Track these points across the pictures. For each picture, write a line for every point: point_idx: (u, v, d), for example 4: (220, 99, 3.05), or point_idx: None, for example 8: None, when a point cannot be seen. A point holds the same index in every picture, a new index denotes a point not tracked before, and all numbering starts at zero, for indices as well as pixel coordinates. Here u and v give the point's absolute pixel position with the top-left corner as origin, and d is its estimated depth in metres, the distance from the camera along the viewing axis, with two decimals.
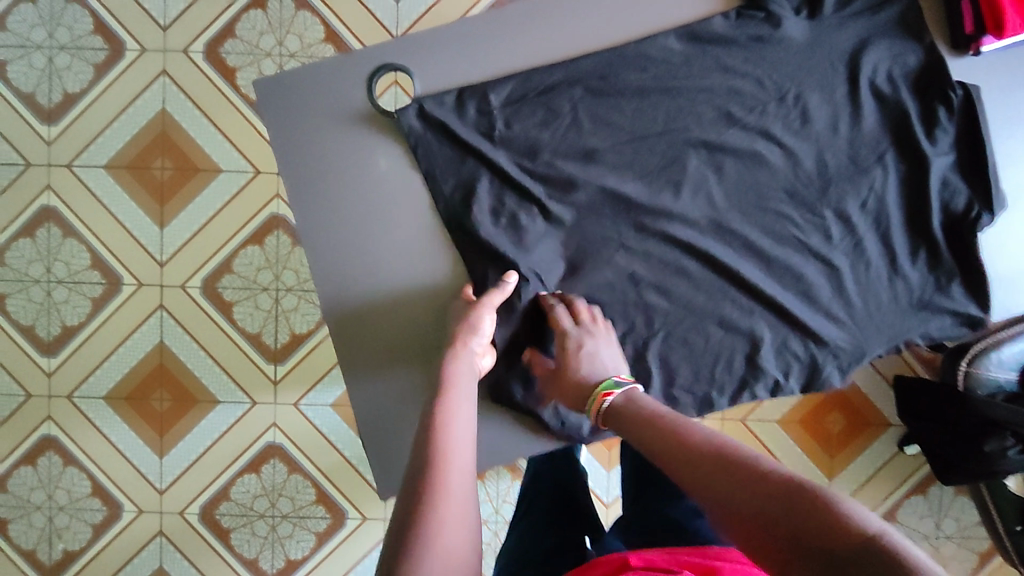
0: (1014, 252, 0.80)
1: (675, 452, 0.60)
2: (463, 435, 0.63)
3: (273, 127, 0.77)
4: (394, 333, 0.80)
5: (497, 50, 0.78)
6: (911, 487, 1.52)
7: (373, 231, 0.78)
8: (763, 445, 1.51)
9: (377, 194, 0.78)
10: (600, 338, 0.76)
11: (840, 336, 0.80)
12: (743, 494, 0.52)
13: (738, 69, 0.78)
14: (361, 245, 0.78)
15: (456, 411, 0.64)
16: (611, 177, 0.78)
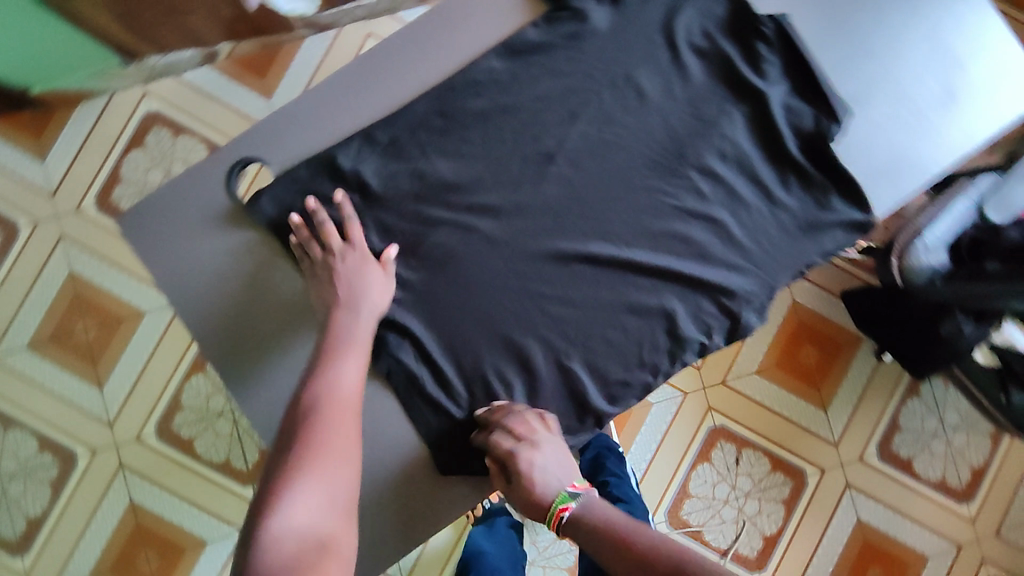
0: (879, 146, 0.82)
1: (632, 562, 0.67)
2: (349, 390, 0.68)
3: (141, 252, 0.80)
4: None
5: (333, 116, 0.82)
6: (901, 398, 1.52)
7: (259, 299, 0.80)
8: (751, 402, 1.51)
9: (254, 278, 0.81)
10: (545, 448, 0.76)
11: (745, 280, 0.81)
12: None
13: (566, 69, 0.82)
14: (253, 316, 0.80)
15: (346, 363, 0.70)
16: (478, 195, 0.82)
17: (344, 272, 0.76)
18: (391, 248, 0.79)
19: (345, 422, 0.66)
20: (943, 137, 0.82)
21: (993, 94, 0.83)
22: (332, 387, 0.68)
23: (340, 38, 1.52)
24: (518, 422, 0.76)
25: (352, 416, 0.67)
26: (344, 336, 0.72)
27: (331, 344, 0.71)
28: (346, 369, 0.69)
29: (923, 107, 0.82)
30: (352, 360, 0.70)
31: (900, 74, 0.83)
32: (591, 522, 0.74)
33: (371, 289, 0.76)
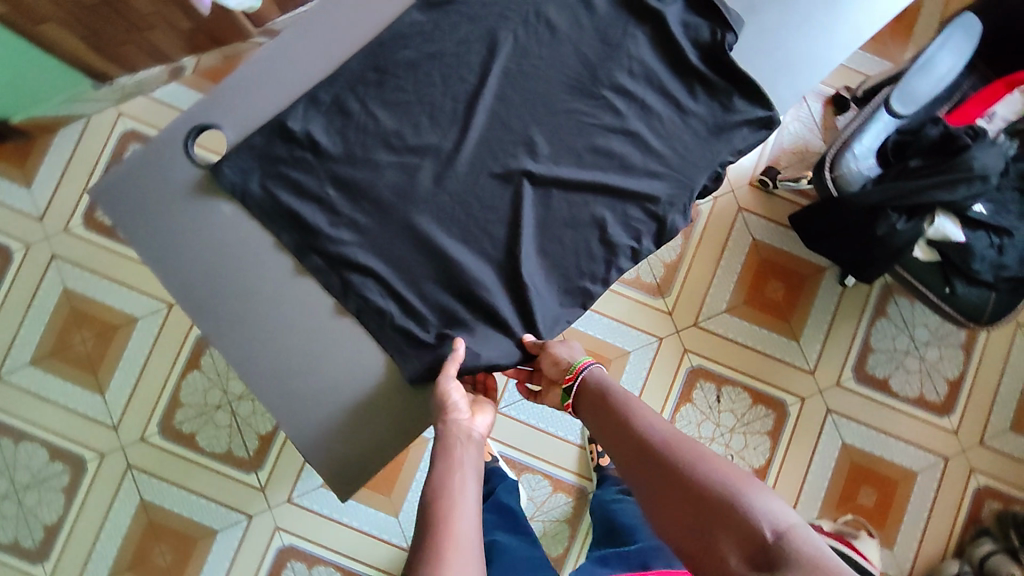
0: (772, 48, 0.90)
1: (627, 438, 0.76)
2: (469, 499, 0.69)
3: (113, 218, 0.86)
4: (301, 362, 0.85)
5: (273, 82, 0.88)
6: (870, 317, 1.57)
7: (222, 250, 0.86)
8: (725, 339, 1.56)
9: (212, 233, 0.86)
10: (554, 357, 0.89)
11: (664, 184, 0.87)
12: (683, 493, 0.68)
13: (480, 13, 0.89)
14: (220, 267, 0.86)
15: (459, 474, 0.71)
16: (416, 139, 0.87)
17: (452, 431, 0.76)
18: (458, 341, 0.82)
19: (473, 534, 0.66)
20: (833, 34, 0.90)
21: None
22: (454, 491, 0.69)
23: None
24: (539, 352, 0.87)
25: (471, 515, 0.67)
26: (448, 453, 0.73)
27: (445, 464, 0.72)
28: (461, 482, 0.70)
29: (809, 9, 0.90)
30: (469, 481, 0.71)
31: None
32: (592, 390, 0.85)
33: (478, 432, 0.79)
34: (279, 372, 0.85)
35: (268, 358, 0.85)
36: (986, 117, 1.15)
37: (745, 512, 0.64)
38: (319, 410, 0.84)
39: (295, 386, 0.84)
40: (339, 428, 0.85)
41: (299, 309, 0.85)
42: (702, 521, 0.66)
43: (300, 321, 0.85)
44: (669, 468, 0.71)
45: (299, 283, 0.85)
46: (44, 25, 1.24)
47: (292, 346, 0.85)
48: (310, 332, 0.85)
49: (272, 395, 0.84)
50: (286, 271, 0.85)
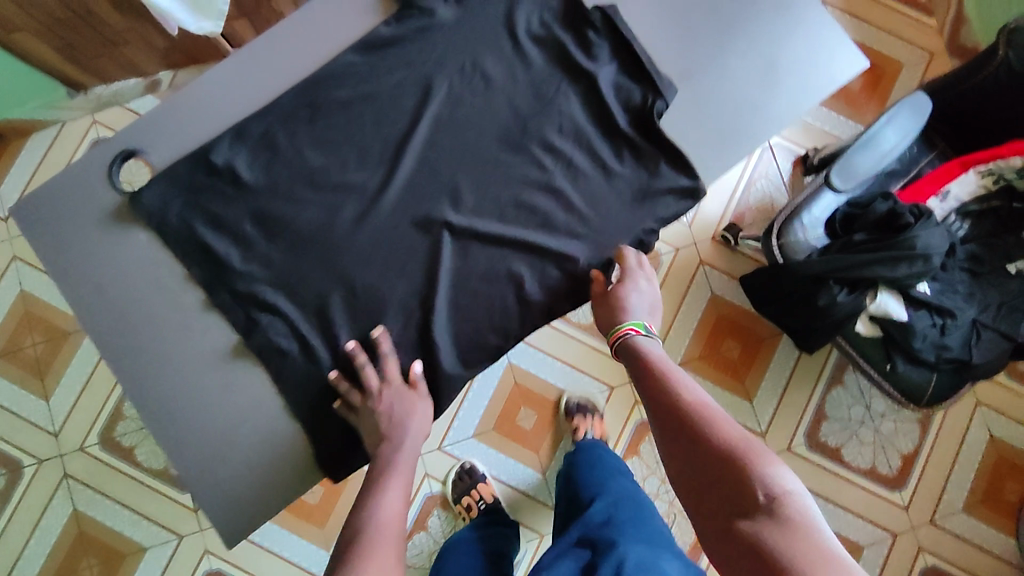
0: (704, 119, 0.90)
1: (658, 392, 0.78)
2: (395, 515, 0.75)
3: (34, 238, 0.87)
4: (203, 397, 0.85)
5: (201, 114, 0.88)
6: (826, 384, 1.54)
7: (138, 282, 0.87)
8: None
9: (130, 266, 0.87)
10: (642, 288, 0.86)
11: (583, 245, 0.88)
12: (700, 450, 0.70)
13: (417, 60, 0.88)
14: (134, 297, 0.87)
15: (395, 478, 0.77)
16: (341, 180, 0.86)
17: (408, 415, 0.81)
18: (379, 328, 0.83)
19: (398, 525, 0.74)
20: (769, 110, 0.90)
21: (814, 63, 0.90)
22: (386, 493, 0.76)
23: None
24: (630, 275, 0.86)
25: (398, 498, 0.76)
26: (393, 463, 0.79)
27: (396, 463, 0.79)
28: (392, 495, 0.76)
29: (746, 83, 0.90)
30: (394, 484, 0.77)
31: (724, 54, 0.90)
32: (634, 355, 0.83)
33: (414, 416, 0.81)
34: (176, 409, 0.84)
35: (169, 393, 0.85)
36: (940, 195, 1.14)
37: (750, 476, 0.64)
38: (213, 449, 0.84)
39: (190, 423, 0.84)
40: (234, 470, 0.83)
41: (207, 342, 0.85)
42: (708, 477, 0.67)
43: (208, 353, 0.85)
44: (691, 427, 0.72)
45: (209, 316, 0.86)
46: (14, 33, 1.26)
47: (194, 383, 0.85)
48: (215, 364, 0.85)
49: (169, 431, 0.84)
50: (196, 304, 0.86)
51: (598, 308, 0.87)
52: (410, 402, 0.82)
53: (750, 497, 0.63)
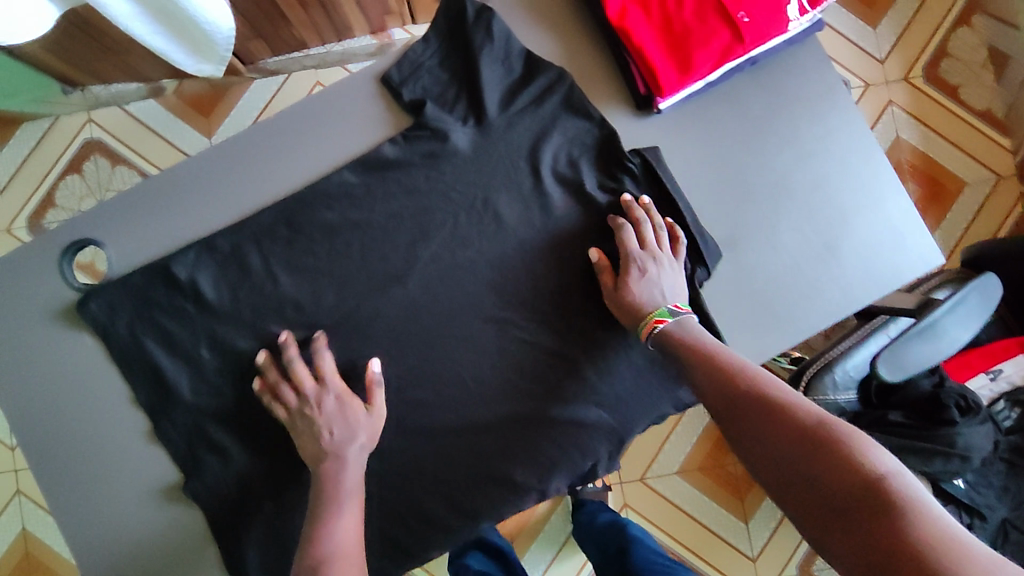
0: (749, 295, 0.77)
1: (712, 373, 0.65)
2: (348, 544, 0.69)
3: None
4: (132, 531, 0.77)
5: (171, 213, 0.78)
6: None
7: (80, 392, 0.78)
8: (669, 503, 1.44)
9: (74, 371, 0.78)
10: (658, 266, 0.73)
11: (588, 423, 0.77)
12: (776, 433, 0.57)
13: (422, 188, 0.78)
14: (75, 409, 0.78)
15: (348, 500, 0.71)
16: (316, 316, 0.78)
17: (358, 428, 0.73)
18: (320, 334, 0.76)
19: (352, 548, 0.69)
20: (825, 293, 0.77)
21: (883, 252, 0.78)
22: (337, 516, 0.70)
23: (290, 80, 1.47)
24: (641, 255, 0.73)
25: (352, 513, 0.71)
26: (342, 481, 0.72)
27: (350, 479, 0.72)
28: (343, 522, 0.69)
29: (800, 260, 0.77)
30: (350, 507, 0.71)
31: (777, 222, 0.77)
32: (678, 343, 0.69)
33: (359, 431, 0.73)
34: (105, 542, 0.76)
35: (97, 524, 0.76)
36: (991, 373, 1.04)
37: (852, 459, 0.52)
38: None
39: (119, 559, 0.76)
40: None
41: (143, 473, 0.77)
42: (791, 464, 0.55)
43: (143, 484, 0.77)
44: (760, 407, 0.60)
45: (154, 444, 0.78)
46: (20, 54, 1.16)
47: (127, 517, 0.77)
48: (147, 499, 0.77)
49: (91, 566, 0.76)
50: (137, 430, 0.78)
51: (631, 286, 0.73)
52: (353, 408, 0.73)
53: (848, 489, 0.51)
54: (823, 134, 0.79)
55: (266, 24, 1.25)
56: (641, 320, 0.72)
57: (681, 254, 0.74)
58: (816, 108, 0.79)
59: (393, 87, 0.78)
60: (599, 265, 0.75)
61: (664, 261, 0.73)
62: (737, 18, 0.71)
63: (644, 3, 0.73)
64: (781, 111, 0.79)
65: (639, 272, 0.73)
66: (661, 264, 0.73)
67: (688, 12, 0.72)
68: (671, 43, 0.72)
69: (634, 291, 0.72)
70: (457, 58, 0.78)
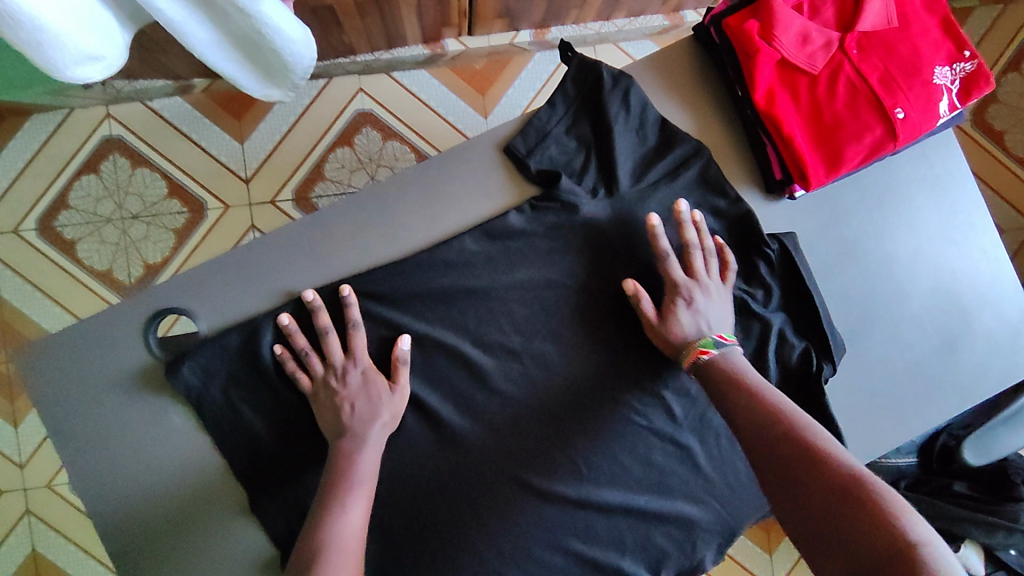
0: (872, 388, 0.76)
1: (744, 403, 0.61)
2: (354, 540, 0.63)
3: (53, 393, 0.72)
4: None
5: (274, 278, 0.74)
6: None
7: (171, 464, 0.73)
8: None
9: (165, 441, 0.73)
10: (704, 295, 0.71)
11: (703, 514, 0.75)
12: (800, 475, 0.53)
13: (545, 260, 0.75)
14: (166, 483, 0.73)
15: (351, 494, 0.65)
16: (424, 391, 0.74)
17: (381, 406, 0.70)
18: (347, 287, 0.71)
19: (355, 543, 0.63)
20: (942, 387, 0.77)
21: (1000, 348, 0.78)
22: (344, 510, 0.64)
23: (329, 87, 1.40)
24: (688, 283, 0.71)
25: (357, 507, 0.65)
26: (354, 471, 0.67)
27: (364, 467, 0.67)
28: (350, 518, 0.64)
29: (919, 357, 0.77)
30: (358, 498, 0.65)
31: (903, 315, 0.76)
32: (722, 363, 0.66)
33: (381, 410, 0.70)
34: None
35: None
36: None
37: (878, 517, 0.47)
38: None
39: None
40: None
41: (240, 552, 0.73)
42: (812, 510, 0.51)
43: (236, 564, 0.73)
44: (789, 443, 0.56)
45: (250, 524, 0.73)
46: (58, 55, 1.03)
47: None
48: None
49: None
50: (232, 507, 0.73)
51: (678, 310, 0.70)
52: (376, 379, 0.70)
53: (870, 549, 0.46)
54: (950, 228, 0.78)
55: (318, 29, 1.16)
56: (685, 353, 0.69)
57: (728, 280, 0.73)
58: (947, 204, 0.78)
59: (520, 159, 0.75)
60: (638, 292, 0.71)
61: (711, 288, 0.71)
62: (894, 114, 0.69)
63: (794, 89, 0.71)
64: (915, 202, 0.77)
65: (685, 302, 0.70)
66: (709, 293, 0.71)
67: (841, 102, 0.70)
68: (820, 133, 0.70)
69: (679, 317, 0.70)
70: (587, 128, 0.75)
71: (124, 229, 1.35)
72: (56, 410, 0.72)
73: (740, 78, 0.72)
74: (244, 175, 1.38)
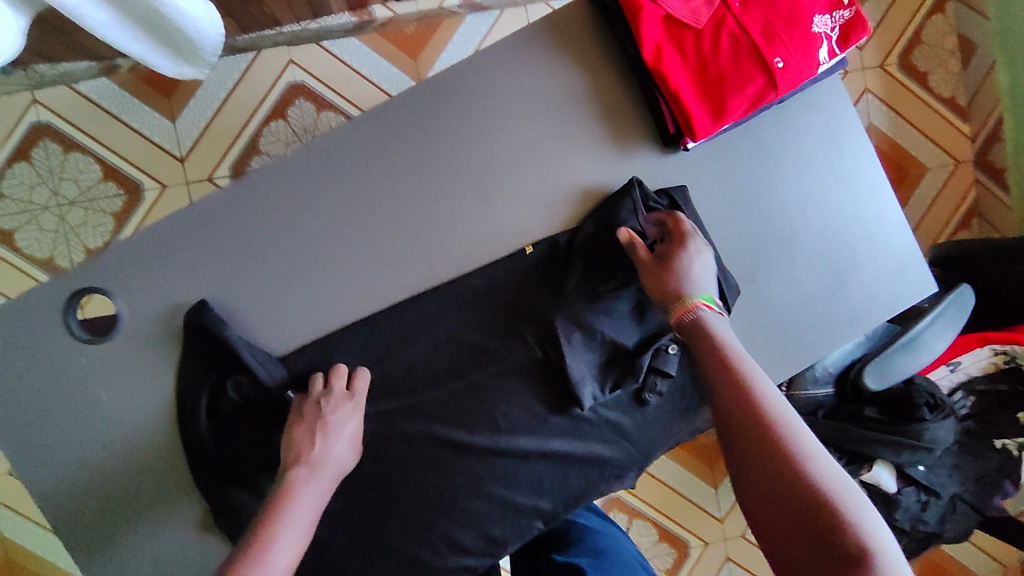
0: (771, 315, 0.81)
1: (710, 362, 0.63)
2: (304, 525, 0.67)
3: None
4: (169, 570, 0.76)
5: (184, 257, 0.75)
6: None
7: (100, 440, 0.75)
8: (667, 487, 1.39)
9: (91, 418, 0.75)
10: (693, 261, 0.72)
11: (616, 453, 0.80)
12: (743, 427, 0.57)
13: (452, 223, 0.78)
14: (96, 458, 0.75)
15: (309, 487, 0.69)
16: (342, 353, 0.77)
17: (332, 411, 0.73)
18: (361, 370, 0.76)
19: (305, 526, 0.67)
20: (836, 317, 0.83)
21: (885, 280, 0.84)
22: (298, 498, 0.68)
23: (259, 61, 1.39)
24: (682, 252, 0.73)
25: (315, 491, 0.69)
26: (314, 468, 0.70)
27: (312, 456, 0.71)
28: (303, 503, 0.68)
29: (811, 294, 0.82)
30: (317, 484, 0.70)
31: (794, 255, 0.82)
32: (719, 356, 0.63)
33: (339, 421, 0.73)
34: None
35: (133, 557, 0.76)
36: (951, 365, 1.14)
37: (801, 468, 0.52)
38: None
39: None
40: None
41: (172, 516, 0.76)
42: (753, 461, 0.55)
43: (178, 531, 0.77)
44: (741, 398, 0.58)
45: (187, 489, 0.77)
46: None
47: (161, 552, 0.76)
48: (182, 548, 0.76)
49: None
50: (165, 474, 0.76)
51: (678, 256, 0.72)
52: (331, 394, 0.74)
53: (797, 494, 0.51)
54: (838, 172, 0.82)
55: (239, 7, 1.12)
56: (689, 299, 0.68)
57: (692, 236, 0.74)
58: (834, 146, 0.82)
59: (425, 125, 0.77)
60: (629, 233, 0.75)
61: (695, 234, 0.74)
62: (772, 64, 0.72)
63: (680, 45, 0.73)
64: (802, 146, 0.81)
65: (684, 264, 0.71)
66: (690, 246, 0.73)
67: (724, 56, 0.73)
68: (706, 86, 0.73)
69: (680, 270, 0.71)
70: (498, 83, 0.77)
71: (63, 215, 1.35)
72: None
73: (631, 36, 0.74)
74: (179, 154, 1.38)
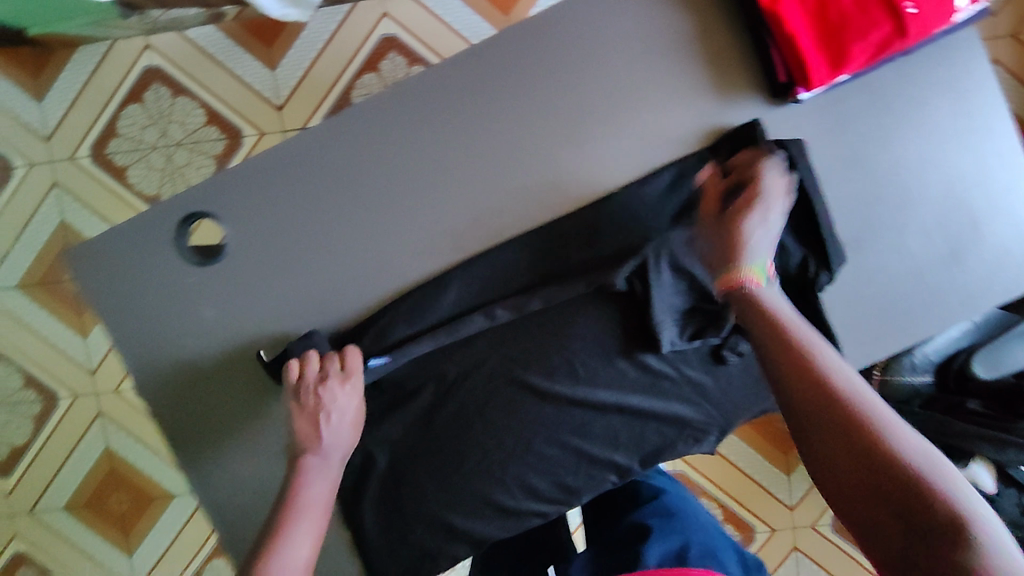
0: (878, 288, 0.76)
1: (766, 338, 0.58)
2: (317, 511, 0.71)
3: (92, 291, 0.77)
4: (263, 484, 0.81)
5: (285, 186, 0.76)
6: None
7: (203, 357, 0.79)
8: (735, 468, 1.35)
9: (195, 335, 0.78)
10: (758, 206, 0.65)
11: (696, 415, 0.78)
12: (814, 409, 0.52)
13: (547, 169, 0.77)
14: (200, 372, 0.79)
15: (315, 474, 0.72)
16: (429, 291, 0.78)
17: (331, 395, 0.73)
18: (353, 351, 0.75)
19: (324, 505, 0.72)
20: (949, 295, 0.77)
21: (1008, 258, 0.77)
22: (310, 484, 0.72)
23: (354, 13, 1.40)
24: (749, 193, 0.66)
25: (324, 479, 0.73)
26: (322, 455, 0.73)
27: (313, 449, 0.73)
28: (314, 489, 0.71)
29: (924, 267, 0.76)
30: (326, 470, 0.73)
31: (909, 224, 0.76)
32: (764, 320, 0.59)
33: (341, 405, 0.74)
34: (242, 489, 0.81)
35: (231, 468, 0.81)
36: None
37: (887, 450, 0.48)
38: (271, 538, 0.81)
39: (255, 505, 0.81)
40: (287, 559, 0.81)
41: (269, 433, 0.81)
42: (832, 444, 0.50)
43: (272, 449, 0.81)
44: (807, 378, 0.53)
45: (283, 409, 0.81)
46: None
47: (256, 465, 0.81)
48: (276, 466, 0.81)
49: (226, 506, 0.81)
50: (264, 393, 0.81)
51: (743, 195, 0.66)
52: (333, 380, 0.73)
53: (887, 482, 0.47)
54: (966, 134, 0.75)
55: None
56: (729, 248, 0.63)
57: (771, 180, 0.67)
58: (963, 107, 0.75)
59: (526, 67, 0.75)
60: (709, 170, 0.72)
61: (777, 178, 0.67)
62: (904, 8, 0.66)
63: None
64: (928, 106, 0.75)
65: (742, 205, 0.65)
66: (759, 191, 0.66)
67: None
68: (826, 31, 0.68)
69: (740, 212, 0.65)
70: (604, 26, 0.75)
71: (171, 156, 1.38)
72: (98, 306, 0.77)
73: None
74: (276, 102, 1.41)
